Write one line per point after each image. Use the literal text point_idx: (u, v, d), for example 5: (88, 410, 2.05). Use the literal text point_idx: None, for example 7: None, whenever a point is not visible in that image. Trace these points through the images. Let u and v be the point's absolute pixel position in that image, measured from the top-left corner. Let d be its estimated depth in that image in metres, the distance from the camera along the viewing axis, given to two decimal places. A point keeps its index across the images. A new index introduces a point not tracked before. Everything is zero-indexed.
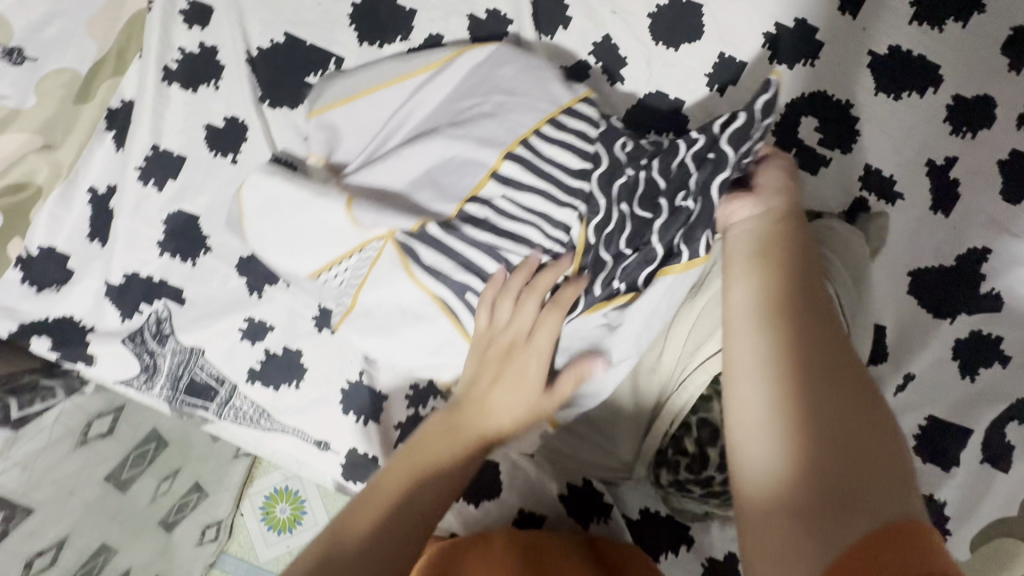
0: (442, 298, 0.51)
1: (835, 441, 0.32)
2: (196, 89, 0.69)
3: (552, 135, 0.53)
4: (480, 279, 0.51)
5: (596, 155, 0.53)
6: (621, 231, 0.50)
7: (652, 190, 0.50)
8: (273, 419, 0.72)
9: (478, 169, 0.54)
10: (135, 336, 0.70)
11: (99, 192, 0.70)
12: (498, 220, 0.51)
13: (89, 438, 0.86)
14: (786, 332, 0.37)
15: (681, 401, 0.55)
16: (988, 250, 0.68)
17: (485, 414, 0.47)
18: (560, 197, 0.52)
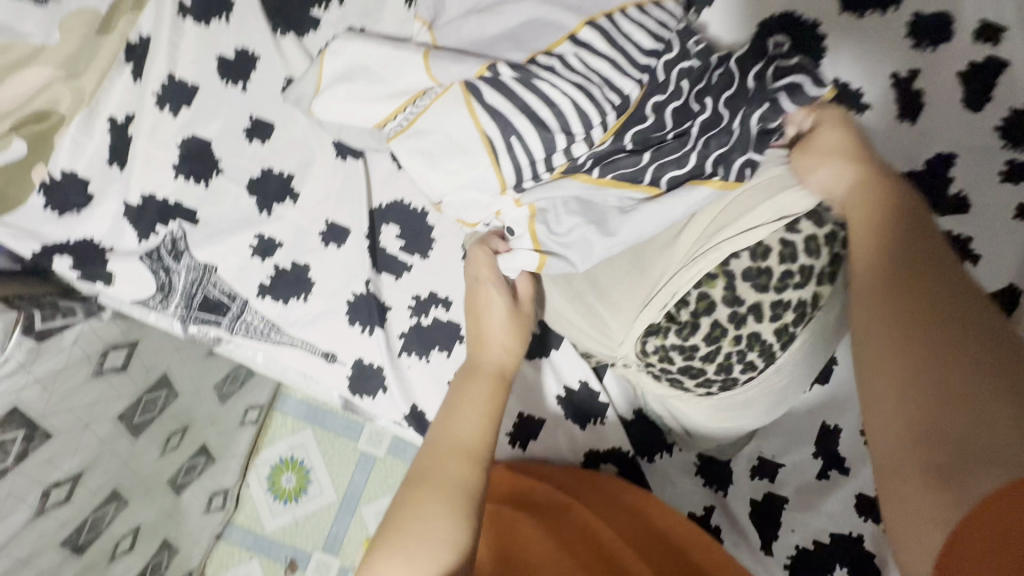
0: (490, 138, 0.55)
1: (955, 401, 0.33)
2: (208, 22, 0.74)
3: (638, 14, 0.53)
4: (528, 132, 0.54)
5: (675, 39, 0.53)
6: (673, 106, 0.53)
7: (711, 82, 0.52)
8: (283, 332, 0.76)
9: (556, 32, 0.55)
10: (151, 254, 0.74)
11: (118, 120, 0.75)
12: (563, 72, 0.53)
13: (104, 369, 0.89)
14: (901, 302, 0.38)
15: (688, 269, 0.52)
16: (954, 154, 0.75)
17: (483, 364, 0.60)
18: (633, 59, 0.53)
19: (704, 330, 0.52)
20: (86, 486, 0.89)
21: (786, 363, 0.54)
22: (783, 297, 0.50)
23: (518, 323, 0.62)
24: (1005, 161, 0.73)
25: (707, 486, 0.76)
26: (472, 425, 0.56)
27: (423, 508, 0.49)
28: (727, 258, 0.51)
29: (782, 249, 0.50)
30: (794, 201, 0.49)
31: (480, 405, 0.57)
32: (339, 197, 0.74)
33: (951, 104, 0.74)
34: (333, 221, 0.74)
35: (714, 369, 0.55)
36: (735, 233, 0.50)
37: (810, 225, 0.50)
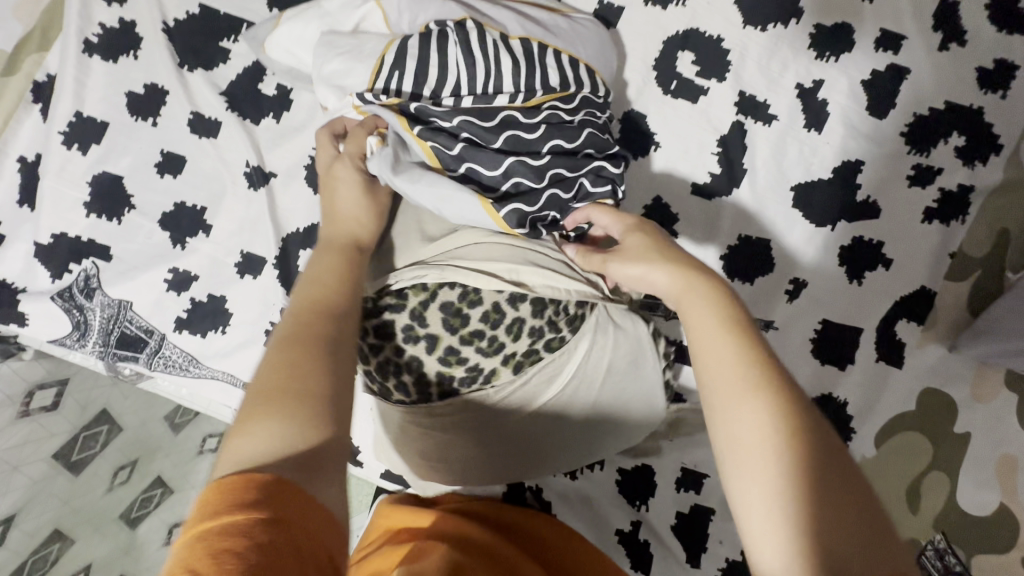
0: (380, 62, 0.57)
1: (830, 530, 0.33)
2: (116, 59, 0.75)
3: (564, 62, 0.61)
4: (407, 68, 0.56)
5: (572, 96, 0.61)
6: (517, 130, 0.56)
7: (562, 138, 0.57)
8: (202, 365, 0.75)
9: (498, 27, 0.62)
10: (63, 293, 0.73)
11: (28, 159, 0.74)
12: (471, 49, 0.57)
13: (31, 411, 0.89)
14: (774, 412, 0.36)
15: (412, 268, 0.51)
16: (860, 160, 0.76)
17: (343, 240, 0.52)
18: (534, 78, 0.58)
19: (382, 341, 0.52)
20: (20, 529, 0.87)
21: (490, 424, 0.55)
22: (470, 366, 0.52)
23: (377, 205, 0.56)
24: (912, 164, 0.76)
25: (629, 501, 0.75)
26: (326, 296, 0.46)
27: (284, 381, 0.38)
28: (445, 282, 0.51)
29: (490, 309, 0.51)
30: (531, 276, 0.52)
31: (336, 274, 0.48)
32: (253, 227, 0.74)
33: (855, 113, 0.76)
34: (248, 251, 0.74)
35: (375, 370, 0.54)
36: (470, 260, 0.52)
37: (528, 309, 0.52)
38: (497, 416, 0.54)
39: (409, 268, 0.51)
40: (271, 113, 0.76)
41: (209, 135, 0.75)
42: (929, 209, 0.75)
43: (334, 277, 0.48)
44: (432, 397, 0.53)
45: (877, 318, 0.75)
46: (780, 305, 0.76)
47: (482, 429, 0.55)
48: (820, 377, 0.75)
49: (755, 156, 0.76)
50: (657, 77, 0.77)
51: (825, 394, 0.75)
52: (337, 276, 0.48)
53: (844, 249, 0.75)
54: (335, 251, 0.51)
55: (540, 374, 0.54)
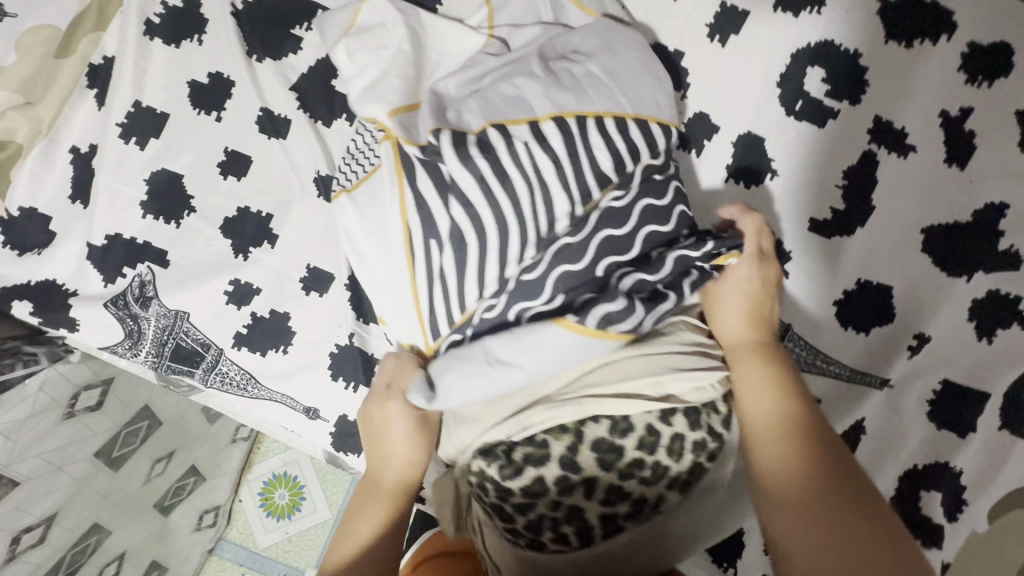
0: (411, 249, 0.54)
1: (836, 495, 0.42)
2: (178, 44, 0.67)
3: (611, 131, 0.55)
4: (443, 237, 0.52)
5: (629, 177, 0.55)
6: (565, 264, 0.52)
7: (615, 227, 0.53)
8: (261, 385, 0.70)
9: (526, 110, 0.55)
10: (117, 300, 0.68)
11: (81, 150, 0.68)
12: (508, 159, 0.52)
13: (76, 411, 0.83)
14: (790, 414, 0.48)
15: (547, 409, 0.49)
16: (1005, 205, 0.65)
17: (381, 475, 0.54)
18: (588, 175, 0.53)
19: (525, 497, 0.48)
20: (61, 525, 0.84)
21: (596, 553, 0.50)
22: (627, 492, 0.48)
23: (425, 427, 0.56)
24: None
25: (715, 561, 0.69)
26: (369, 533, 0.50)
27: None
28: (586, 417, 0.49)
29: (643, 433, 0.49)
30: (676, 385, 0.50)
31: (380, 511, 0.52)
32: (321, 240, 0.68)
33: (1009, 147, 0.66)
34: (315, 266, 0.68)
35: (522, 526, 0.49)
36: (609, 394, 0.49)
37: (682, 422, 0.50)
38: (656, 536, 0.51)
39: (547, 411, 0.49)
40: (345, 114, 0.68)
41: (278, 134, 0.68)
42: None
43: (369, 526, 0.51)
44: (580, 531, 0.49)
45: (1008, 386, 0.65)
46: (899, 360, 0.70)
47: (643, 548, 0.51)
48: (934, 442, 0.68)
49: (880, 195, 0.69)
50: (781, 95, 0.70)
51: (939, 462, 0.67)
52: (372, 522, 0.51)
53: (976, 302, 0.66)
54: (369, 493, 0.53)
55: (702, 485, 0.51)
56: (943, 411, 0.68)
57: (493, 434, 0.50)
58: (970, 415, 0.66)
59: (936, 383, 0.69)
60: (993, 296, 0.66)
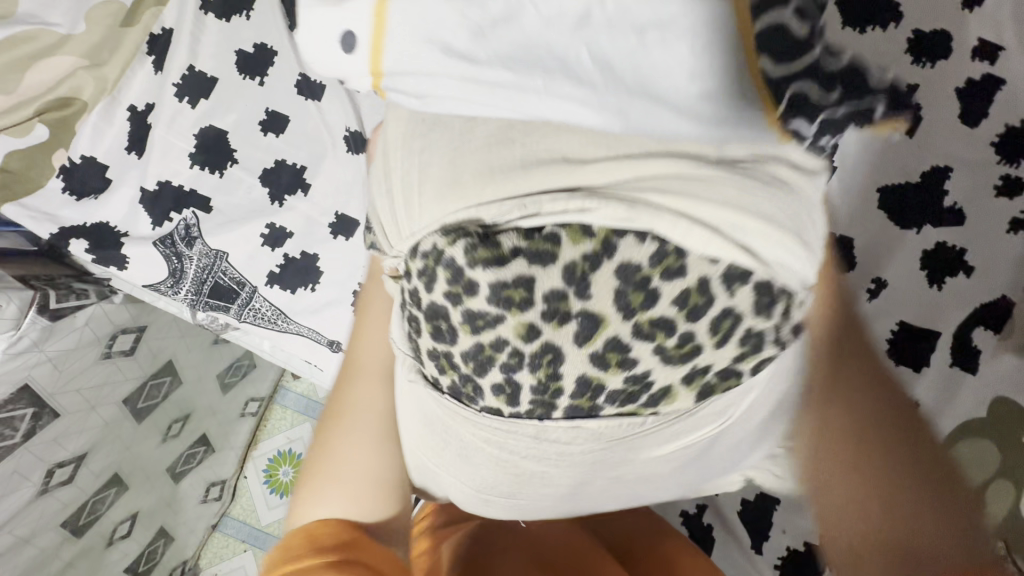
0: None
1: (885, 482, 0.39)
2: (229, 18, 0.77)
3: None
4: None
5: None
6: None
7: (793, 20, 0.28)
8: (290, 320, 0.78)
9: None
10: (165, 240, 0.76)
11: (138, 109, 0.77)
12: None
13: (112, 353, 0.89)
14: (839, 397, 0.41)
15: (569, 198, 0.34)
16: (949, 167, 0.77)
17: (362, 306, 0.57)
18: None
19: (507, 377, 0.38)
20: (89, 468, 0.88)
21: (562, 456, 0.42)
22: (634, 374, 0.37)
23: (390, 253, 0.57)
24: (999, 174, 0.74)
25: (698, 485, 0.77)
26: (363, 377, 0.54)
27: (355, 443, 0.52)
28: (627, 227, 0.34)
29: (692, 288, 0.34)
30: (761, 240, 0.34)
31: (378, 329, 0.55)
32: (349, 190, 0.76)
33: (950, 119, 0.77)
34: (343, 213, 0.77)
35: (464, 353, 0.38)
36: (652, 194, 0.34)
37: (746, 297, 0.35)
38: (625, 462, 0.43)
39: (576, 202, 0.34)
40: None
41: (313, 96, 0.77)
42: (1017, 219, 0.73)
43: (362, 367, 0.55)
44: (556, 412, 0.39)
45: (958, 324, 0.75)
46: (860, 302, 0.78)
47: (606, 468, 0.44)
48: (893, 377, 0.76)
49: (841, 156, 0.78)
50: None
51: None
52: (362, 363, 0.55)
53: (927, 252, 0.77)
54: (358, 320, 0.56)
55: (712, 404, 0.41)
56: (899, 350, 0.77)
57: (479, 210, 0.36)
58: (924, 351, 0.76)
59: (893, 324, 0.78)
60: (941, 248, 0.76)
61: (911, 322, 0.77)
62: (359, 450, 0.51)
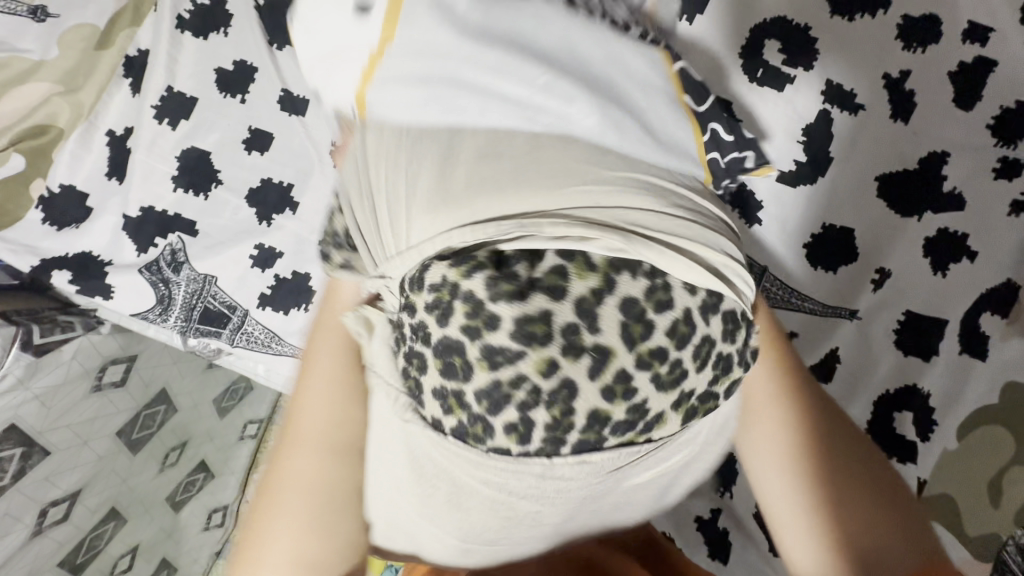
0: None
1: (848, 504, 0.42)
2: (206, 36, 0.75)
3: None
4: None
5: None
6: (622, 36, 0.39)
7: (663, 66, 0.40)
8: (284, 342, 0.75)
9: None
10: (151, 266, 0.74)
11: (117, 133, 0.75)
12: None
13: (102, 386, 0.86)
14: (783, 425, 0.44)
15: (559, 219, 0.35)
16: (946, 153, 0.76)
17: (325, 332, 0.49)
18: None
19: (522, 414, 0.34)
20: (84, 505, 0.85)
21: (557, 494, 0.39)
22: (635, 403, 0.35)
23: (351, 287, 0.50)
24: (997, 157, 0.75)
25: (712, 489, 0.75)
26: (315, 423, 0.46)
27: (302, 510, 0.43)
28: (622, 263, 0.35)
29: (681, 318, 0.35)
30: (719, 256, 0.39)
31: (334, 366, 0.47)
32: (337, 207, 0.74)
33: (943, 104, 0.76)
34: None
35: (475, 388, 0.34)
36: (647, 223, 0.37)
37: (719, 325, 0.37)
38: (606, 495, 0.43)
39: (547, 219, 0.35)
40: None
41: (297, 112, 0.75)
42: (1017, 201, 0.73)
43: (314, 418, 0.46)
44: (565, 446, 0.36)
45: (965, 310, 0.74)
46: (864, 294, 0.77)
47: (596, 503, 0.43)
48: (901, 368, 0.75)
49: (837, 145, 0.78)
50: (743, 65, 0.79)
51: (910, 385, 0.75)
52: (317, 414, 0.46)
53: (930, 239, 0.75)
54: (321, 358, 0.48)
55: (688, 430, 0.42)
56: (906, 340, 0.75)
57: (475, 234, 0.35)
58: (933, 340, 0.75)
59: (900, 313, 0.76)
60: (943, 234, 0.75)
61: (918, 311, 0.75)
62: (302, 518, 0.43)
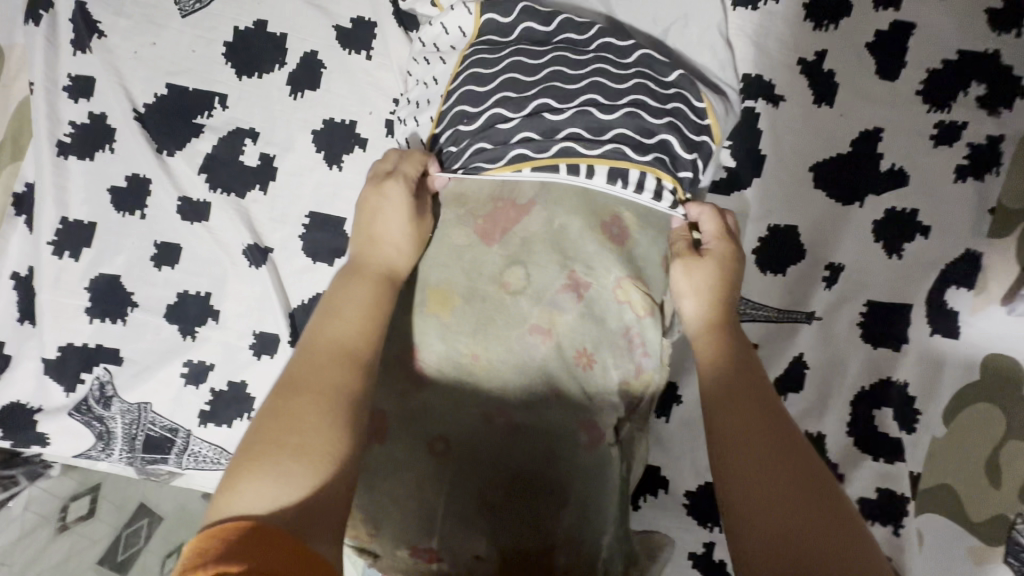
0: (512, 159, 0.55)
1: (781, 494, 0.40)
2: (92, 156, 0.72)
3: (484, 120, 0.57)
4: (557, 137, 0.55)
5: (547, 115, 0.55)
6: (562, 62, 0.57)
7: (563, 81, 0.56)
8: (233, 456, 0.72)
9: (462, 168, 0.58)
10: (80, 406, 0.71)
11: (21, 275, 0.72)
12: (531, 74, 0.57)
13: (69, 523, 0.81)
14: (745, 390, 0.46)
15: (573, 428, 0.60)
16: (879, 129, 0.72)
17: (373, 258, 0.52)
18: (560, 70, 0.56)
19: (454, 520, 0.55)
20: None
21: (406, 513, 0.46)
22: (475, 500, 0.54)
23: (423, 227, 0.55)
24: (933, 123, 0.71)
25: (700, 524, 0.71)
26: (347, 331, 0.46)
27: (277, 483, 0.37)
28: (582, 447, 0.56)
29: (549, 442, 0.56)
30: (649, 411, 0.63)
31: (362, 308, 0.48)
32: (261, 307, 0.71)
33: (866, 78, 0.72)
34: (261, 331, 0.71)
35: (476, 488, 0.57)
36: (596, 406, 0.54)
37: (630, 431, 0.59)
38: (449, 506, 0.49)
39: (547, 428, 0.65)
40: (257, 184, 0.72)
41: (200, 218, 0.71)
42: (960, 166, 0.70)
43: (344, 331, 0.46)
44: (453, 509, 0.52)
45: (926, 292, 0.70)
46: (820, 294, 0.72)
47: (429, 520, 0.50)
48: (874, 362, 0.71)
49: (767, 142, 0.73)
50: None
51: (886, 379, 0.71)
52: (346, 328, 0.46)
53: (878, 223, 0.71)
54: (357, 272, 0.51)
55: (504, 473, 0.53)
56: (875, 333, 0.71)
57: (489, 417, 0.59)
58: (901, 326, 0.71)
59: (863, 306, 0.71)
60: (892, 214, 0.71)
61: (879, 301, 0.71)
62: (316, 432, 0.40)
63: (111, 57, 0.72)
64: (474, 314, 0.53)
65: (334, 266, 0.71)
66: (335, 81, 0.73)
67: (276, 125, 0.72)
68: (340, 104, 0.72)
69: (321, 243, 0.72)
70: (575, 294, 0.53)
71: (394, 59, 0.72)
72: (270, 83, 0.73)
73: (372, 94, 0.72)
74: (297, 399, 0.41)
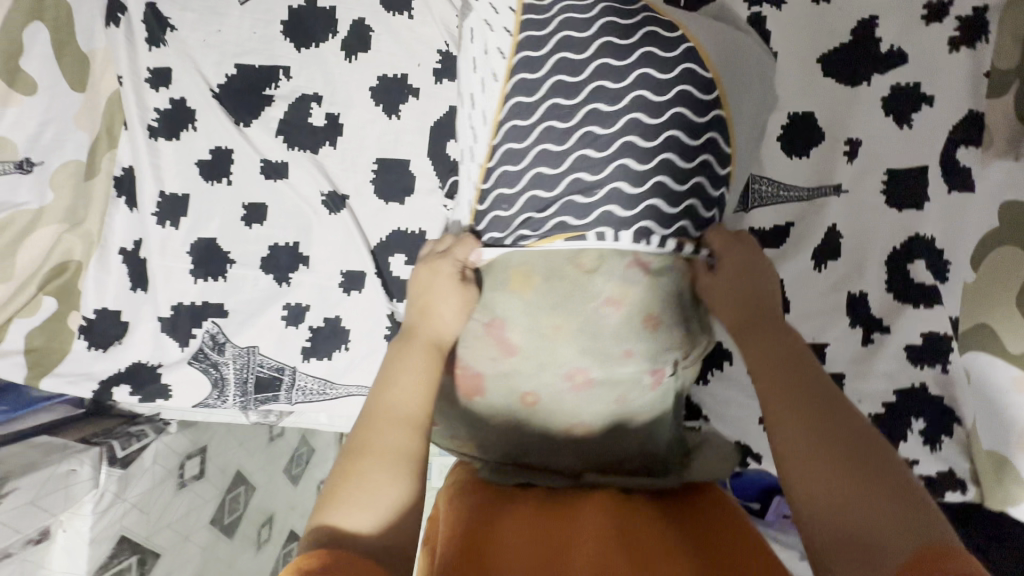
0: (559, 230, 0.55)
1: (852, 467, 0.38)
2: (179, 135, 0.81)
3: (498, 180, 0.58)
4: (583, 187, 0.55)
5: (558, 158, 0.55)
6: (568, 61, 0.54)
7: (563, 102, 0.54)
8: (336, 385, 0.80)
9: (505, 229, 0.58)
10: (197, 355, 0.79)
11: (128, 249, 0.80)
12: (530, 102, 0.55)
13: (187, 481, 0.88)
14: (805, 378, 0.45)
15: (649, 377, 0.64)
16: (874, 15, 0.80)
17: (424, 329, 0.53)
18: (556, 95, 0.55)
19: None
20: None
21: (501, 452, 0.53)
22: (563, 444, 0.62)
23: (466, 278, 0.56)
24: (924, 4, 0.78)
25: None
26: (406, 397, 0.47)
27: (349, 517, 0.40)
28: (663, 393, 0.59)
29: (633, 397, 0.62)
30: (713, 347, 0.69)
31: (420, 376, 0.49)
32: (344, 249, 0.79)
33: None
34: (348, 270, 0.79)
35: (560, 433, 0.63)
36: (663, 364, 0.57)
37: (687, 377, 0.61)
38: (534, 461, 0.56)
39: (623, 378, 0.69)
40: (327, 140, 0.80)
41: (281, 175, 0.80)
42: (953, 37, 0.77)
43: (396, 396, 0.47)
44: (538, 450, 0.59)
45: (940, 151, 0.77)
46: (842, 168, 0.80)
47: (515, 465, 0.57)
48: (902, 223, 0.78)
49: (776, 41, 0.81)
50: None
51: (913, 237, 0.78)
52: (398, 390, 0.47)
53: (886, 98, 0.79)
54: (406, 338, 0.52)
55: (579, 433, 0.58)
56: (898, 196, 0.78)
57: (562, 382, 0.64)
58: (921, 187, 0.78)
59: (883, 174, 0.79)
60: (899, 89, 0.79)
61: (897, 167, 0.78)
62: (381, 481, 0.42)
63: (184, 46, 0.81)
64: (558, 289, 0.55)
65: (406, 204, 0.80)
66: (383, 40, 0.81)
67: (337, 87, 0.81)
68: (390, 61, 0.81)
69: (390, 184, 0.80)
70: (642, 269, 0.55)
71: (433, 15, 0.81)
72: (327, 51, 0.81)
73: (417, 48, 0.81)
74: (364, 455, 0.43)
